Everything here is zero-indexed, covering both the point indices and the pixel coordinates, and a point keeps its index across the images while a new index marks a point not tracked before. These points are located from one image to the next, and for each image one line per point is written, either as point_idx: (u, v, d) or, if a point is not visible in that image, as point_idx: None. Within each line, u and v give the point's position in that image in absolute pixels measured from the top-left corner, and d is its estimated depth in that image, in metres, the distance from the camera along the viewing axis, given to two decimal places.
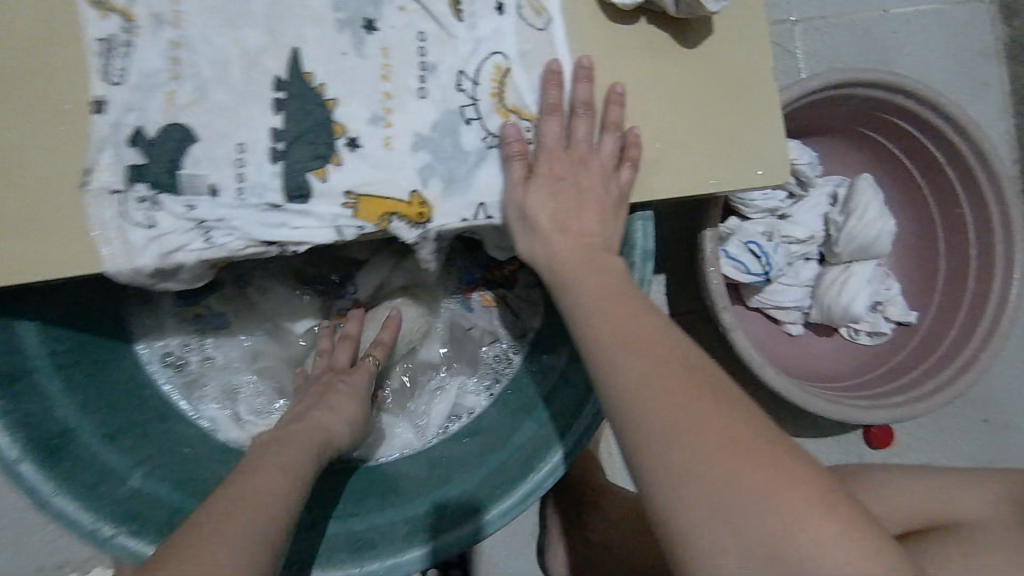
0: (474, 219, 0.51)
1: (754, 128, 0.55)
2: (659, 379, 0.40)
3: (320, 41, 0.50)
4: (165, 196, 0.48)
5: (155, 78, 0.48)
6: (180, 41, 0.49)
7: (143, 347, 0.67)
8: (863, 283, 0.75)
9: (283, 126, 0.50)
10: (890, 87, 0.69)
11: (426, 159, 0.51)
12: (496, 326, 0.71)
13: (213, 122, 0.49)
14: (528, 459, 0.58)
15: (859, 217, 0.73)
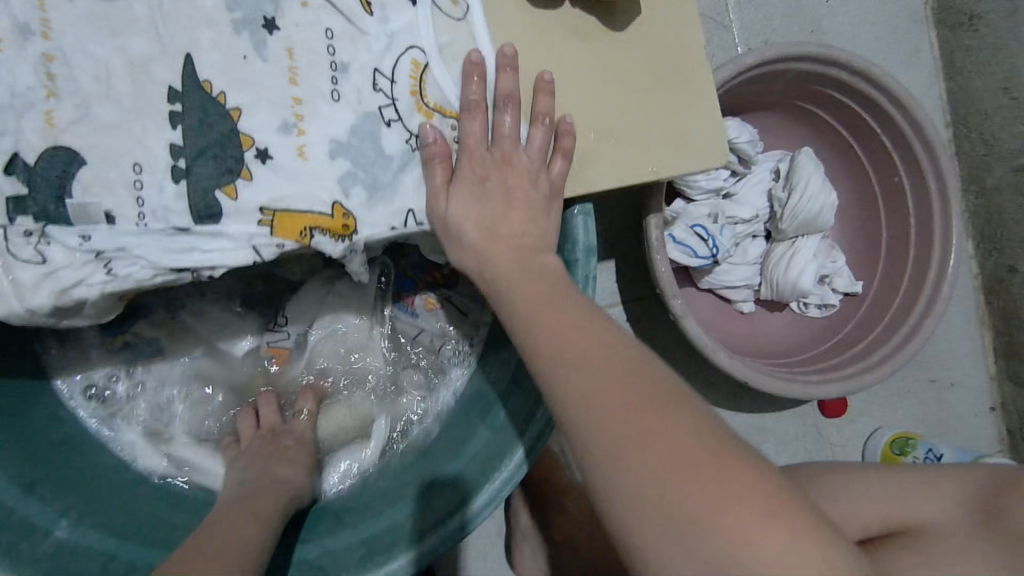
0: (404, 227, 0.48)
1: (692, 110, 0.52)
2: (594, 389, 0.37)
3: (216, 45, 0.46)
4: (56, 228, 0.43)
5: (30, 97, 0.43)
6: (54, 53, 0.44)
7: (62, 382, 0.61)
8: (810, 257, 0.75)
9: (183, 141, 0.45)
10: (822, 60, 0.68)
11: (345, 168, 0.47)
12: (442, 329, 0.65)
13: (103, 143, 0.44)
14: (483, 468, 0.55)
15: (802, 193, 0.72)
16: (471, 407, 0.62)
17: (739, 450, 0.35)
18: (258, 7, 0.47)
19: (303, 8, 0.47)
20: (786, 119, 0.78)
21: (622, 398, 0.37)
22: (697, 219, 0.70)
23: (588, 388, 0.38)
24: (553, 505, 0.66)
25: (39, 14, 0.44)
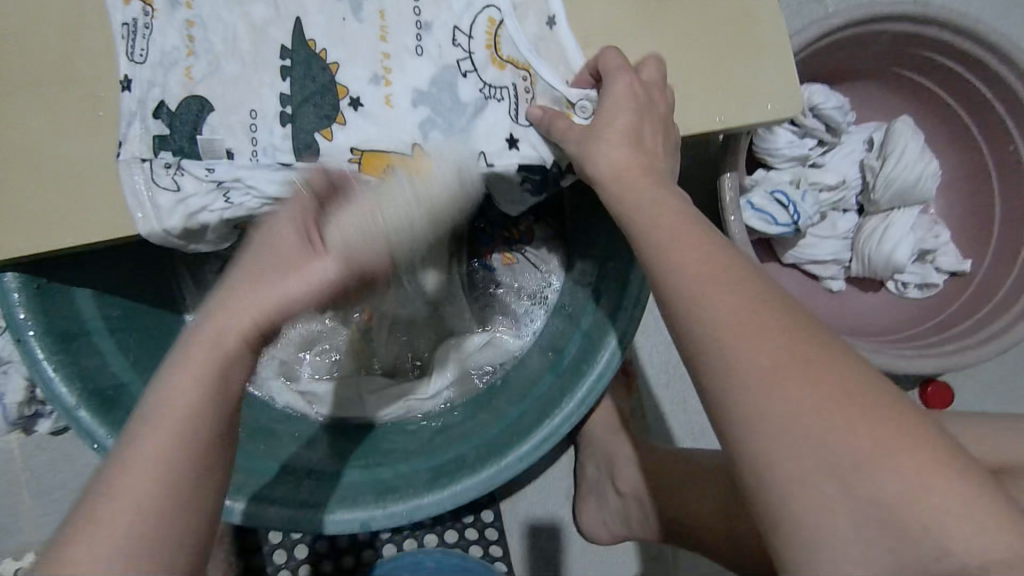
0: (475, 168, 0.52)
1: (767, 58, 0.53)
2: (716, 297, 0.38)
3: (320, 10, 0.53)
4: (188, 161, 0.52)
5: (172, 56, 0.53)
6: (194, 20, 0.53)
7: (192, 319, 0.69)
8: (906, 230, 0.71)
9: (291, 92, 0.53)
10: (919, 20, 0.66)
11: (424, 115, 0.52)
12: (518, 282, 0.71)
13: (228, 93, 0.53)
14: (544, 407, 0.58)
15: (897, 160, 0.70)
16: (543, 358, 0.66)
17: (817, 351, 0.36)
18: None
19: None
20: (883, 89, 0.76)
21: (744, 304, 0.37)
22: (777, 184, 0.70)
23: (682, 294, 0.39)
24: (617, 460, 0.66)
25: None
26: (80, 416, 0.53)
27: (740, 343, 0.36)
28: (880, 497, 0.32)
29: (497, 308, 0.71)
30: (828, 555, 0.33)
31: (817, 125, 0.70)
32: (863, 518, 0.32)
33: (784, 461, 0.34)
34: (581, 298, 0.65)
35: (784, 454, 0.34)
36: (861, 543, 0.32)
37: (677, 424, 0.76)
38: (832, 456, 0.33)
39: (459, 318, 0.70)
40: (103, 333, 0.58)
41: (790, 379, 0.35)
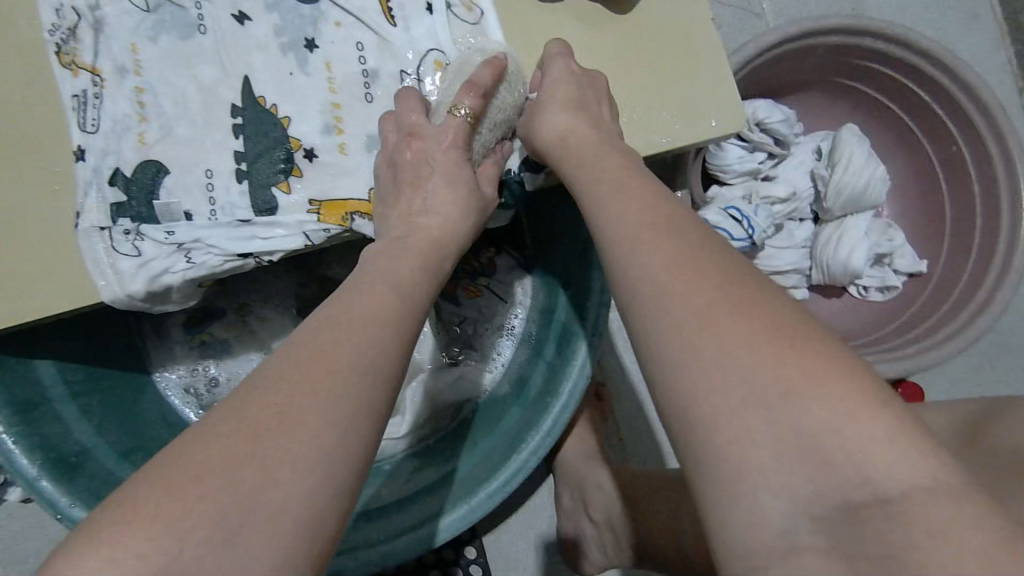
0: None
1: (696, 76, 0.54)
2: (664, 253, 0.33)
3: (266, 65, 0.53)
4: (147, 226, 0.49)
5: (125, 122, 0.50)
6: (144, 86, 0.51)
7: (159, 377, 0.67)
8: (860, 236, 0.72)
9: (244, 148, 0.52)
10: (853, 31, 0.68)
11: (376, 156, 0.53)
12: (485, 314, 0.71)
13: (183, 155, 0.51)
14: (512, 439, 0.58)
15: (844, 168, 0.71)
16: (510, 389, 0.66)
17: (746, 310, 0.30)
18: (301, 29, 0.53)
19: (338, 26, 0.53)
20: (825, 98, 0.78)
21: (688, 258, 0.33)
22: (731, 200, 0.70)
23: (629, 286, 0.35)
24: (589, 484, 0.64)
25: (131, 56, 0.51)
26: (43, 485, 0.50)
27: (672, 298, 0.31)
28: (828, 474, 0.26)
29: (464, 342, 0.71)
30: (775, 546, 0.26)
31: (765, 139, 0.72)
32: (817, 498, 0.26)
33: (720, 421, 0.28)
34: (545, 324, 0.65)
35: (719, 407, 0.28)
36: (812, 534, 0.26)
37: (654, 441, 0.75)
38: (767, 416, 0.27)
39: (425, 353, 0.69)
40: (67, 400, 0.56)
41: (727, 331, 0.29)
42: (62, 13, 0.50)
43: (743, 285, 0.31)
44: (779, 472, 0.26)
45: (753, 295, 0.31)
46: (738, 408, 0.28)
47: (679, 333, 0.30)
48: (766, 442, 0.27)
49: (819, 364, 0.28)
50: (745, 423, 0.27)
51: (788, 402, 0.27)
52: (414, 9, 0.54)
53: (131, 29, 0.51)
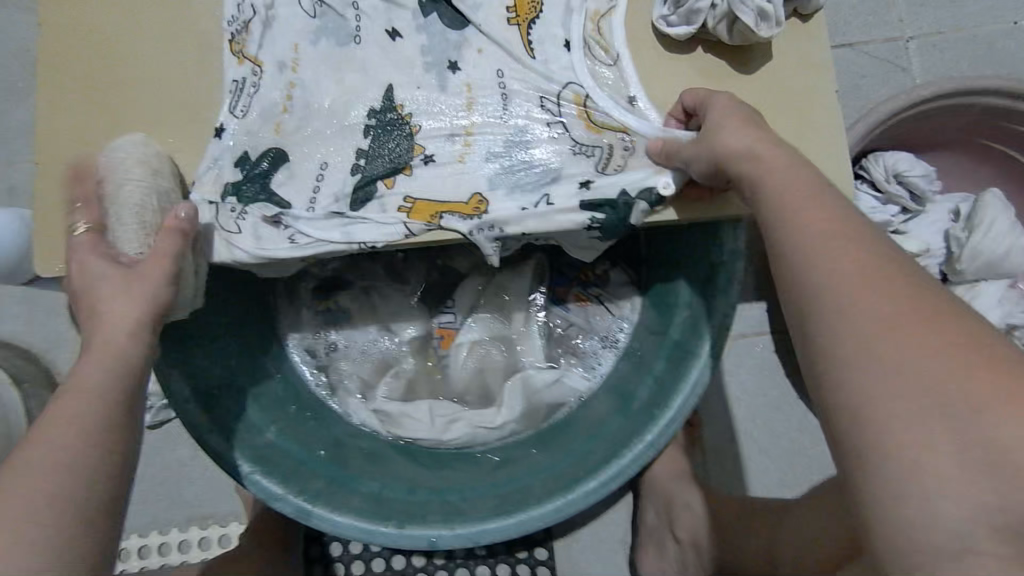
0: (533, 207, 0.49)
1: (832, 140, 0.52)
2: (837, 280, 0.35)
3: (407, 79, 0.53)
4: (253, 207, 0.50)
5: (269, 112, 0.52)
6: (296, 82, 0.53)
7: (293, 335, 0.72)
8: (993, 303, 0.69)
9: (367, 147, 0.52)
10: (1011, 95, 0.66)
11: (497, 168, 0.51)
12: (592, 323, 0.73)
13: (306, 143, 0.52)
14: (613, 447, 0.60)
15: (984, 230, 0.69)
16: (612, 400, 0.67)
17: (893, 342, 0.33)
18: (445, 53, 0.53)
19: (479, 52, 0.53)
20: (969, 160, 0.75)
21: (871, 278, 0.35)
22: None
23: (787, 304, 0.37)
24: (680, 502, 0.64)
25: (292, 52, 0.53)
26: (188, 408, 0.56)
27: None
28: (1018, 491, 0.29)
29: (568, 350, 0.73)
30: (947, 545, 0.30)
31: (901, 193, 0.71)
32: (999, 510, 0.30)
33: (889, 432, 0.32)
34: (654, 342, 0.66)
35: (897, 417, 0.32)
36: (987, 540, 0.30)
37: (740, 477, 0.74)
38: (933, 432, 0.31)
39: (531, 352, 0.72)
40: (211, 337, 0.61)
41: (915, 355, 0.32)
42: (240, 8, 0.53)
43: (932, 311, 0.33)
44: (953, 484, 0.30)
45: (948, 323, 0.33)
46: (913, 422, 0.31)
47: (851, 352, 0.34)
48: (944, 456, 0.31)
49: (1005, 391, 0.31)
50: (921, 437, 0.31)
51: (975, 419, 0.30)
52: (556, 45, 0.53)
53: (296, 32, 0.53)
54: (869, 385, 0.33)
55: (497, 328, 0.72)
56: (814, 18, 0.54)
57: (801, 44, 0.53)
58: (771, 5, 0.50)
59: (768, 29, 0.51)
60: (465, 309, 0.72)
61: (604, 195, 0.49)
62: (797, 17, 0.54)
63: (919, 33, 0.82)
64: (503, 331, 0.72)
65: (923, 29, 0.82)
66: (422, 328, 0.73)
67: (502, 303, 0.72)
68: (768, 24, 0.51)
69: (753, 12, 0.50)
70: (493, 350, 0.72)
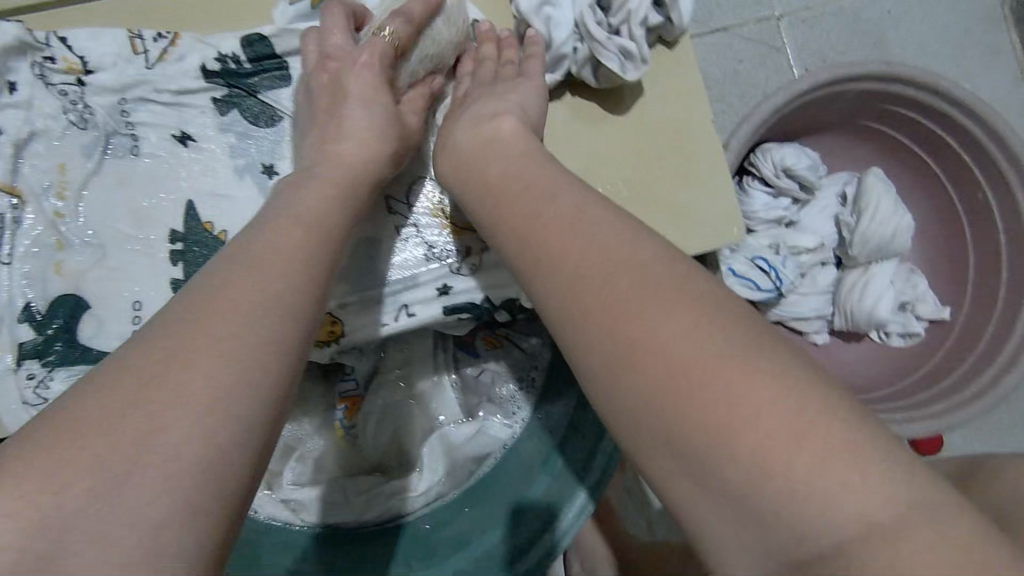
0: (396, 323, 0.49)
1: (711, 175, 0.52)
2: (644, 370, 0.31)
3: (215, 188, 0.49)
4: (53, 372, 0.45)
5: (42, 251, 0.47)
6: (67, 210, 0.48)
7: None
8: (885, 286, 0.71)
9: (183, 275, 0.48)
10: (881, 78, 0.65)
11: (347, 286, 0.49)
12: (506, 366, 0.68)
13: (110, 287, 0.47)
14: (546, 514, 0.61)
15: (871, 216, 0.70)
16: (533, 447, 0.66)
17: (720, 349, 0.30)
18: (259, 155, 0.50)
19: None
20: (846, 140, 0.76)
21: (670, 313, 0.32)
22: (758, 250, 0.69)
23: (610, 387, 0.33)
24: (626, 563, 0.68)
25: (58, 177, 0.48)
26: None
27: (644, 378, 0.31)
28: None
29: (484, 398, 0.68)
30: None
31: (792, 186, 0.71)
32: None
33: (714, 537, 0.29)
34: (566, 397, 0.65)
35: (712, 531, 0.29)
36: None
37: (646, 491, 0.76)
38: (732, 523, 0.28)
39: (445, 408, 0.68)
40: None
41: (716, 455, 0.28)
42: None
43: (757, 388, 0.29)
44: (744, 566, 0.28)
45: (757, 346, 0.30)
46: (715, 519, 0.29)
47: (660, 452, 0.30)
48: (733, 547, 0.28)
49: (822, 459, 0.27)
50: (723, 533, 0.29)
51: (793, 503, 0.27)
52: None
53: (66, 146, 0.48)
54: (674, 477, 0.30)
55: (393, 389, 0.67)
56: (679, 42, 0.53)
57: (671, 74, 0.53)
58: (632, 44, 0.47)
59: (635, 70, 0.49)
60: (365, 378, 0.65)
61: (468, 298, 0.50)
62: (663, 43, 0.53)
63: (787, 11, 0.81)
64: (413, 391, 0.67)
65: (791, 6, 0.81)
66: (318, 403, 0.67)
67: (404, 358, 0.66)
68: (634, 64, 0.49)
69: (615, 55, 0.48)
70: (399, 400, 0.67)
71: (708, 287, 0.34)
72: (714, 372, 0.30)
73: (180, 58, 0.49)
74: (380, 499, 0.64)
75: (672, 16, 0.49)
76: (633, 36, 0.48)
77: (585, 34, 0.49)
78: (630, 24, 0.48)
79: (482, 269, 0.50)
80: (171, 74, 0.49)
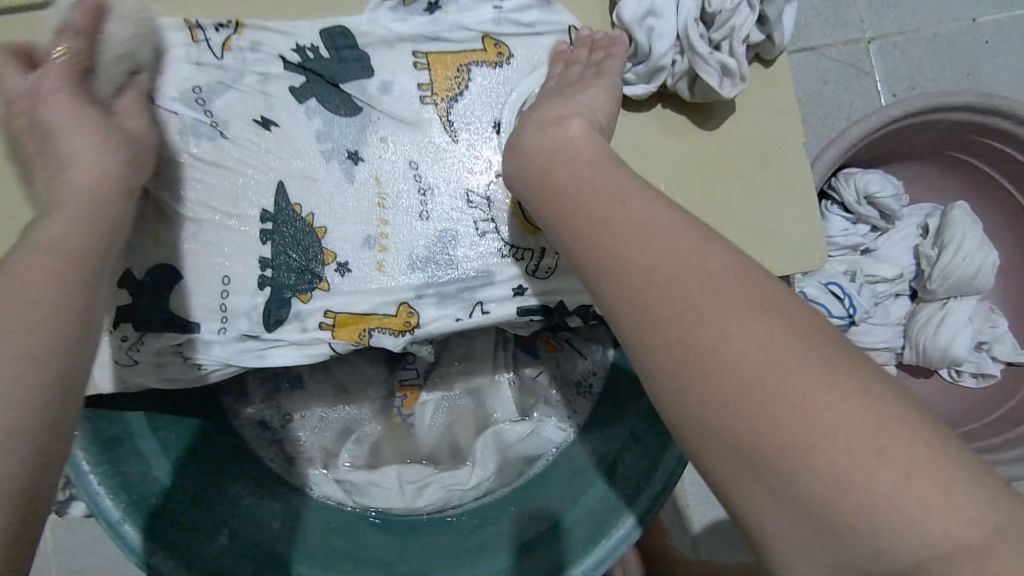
0: (470, 318, 0.50)
1: (797, 198, 0.51)
2: (734, 386, 0.30)
3: (304, 172, 0.51)
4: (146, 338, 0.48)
5: (141, 222, 0.49)
6: (162, 184, 0.49)
7: (242, 422, 0.65)
8: (962, 323, 0.69)
9: (271, 254, 0.50)
10: (978, 110, 0.63)
11: (425, 278, 0.50)
12: (565, 370, 0.69)
13: (201, 261, 0.49)
14: (596, 526, 0.57)
15: (954, 250, 0.68)
16: (590, 456, 0.64)
17: (820, 368, 0.29)
18: (343, 141, 0.51)
19: (383, 142, 0.52)
20: (932, 171, 0.74)
21: (765, 332, 0.31)
22: (832, 276, 0.68)
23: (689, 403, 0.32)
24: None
25: None
26: (123, 529, 0.52)
27: (733, 393, 0.30)
28: None
29: (540, 399, 0.69)
30: None
31: (871, 213, 0.69)
32: None
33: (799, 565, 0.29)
34: (628, 409, 0.63)
35: (798, 559, 0.29)
36: None
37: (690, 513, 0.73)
38: (821, 546, 0.28)
39: (501, 405, 0.68)
40: (147, 435, 0.57)
41: (808, 475, 0.28)
42: None
43: (858, 410, 0.28)
44: None
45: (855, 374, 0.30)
46: (803, 547, 0.28)
47: (745, 475, 0.30)
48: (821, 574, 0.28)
49: (929, 499, 0.26)
50: (810, 554, 0.28)
51: (894, 540, 0.26)
52: (483, 126, 0.53)
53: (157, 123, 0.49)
54: (758, 500, 0.30)
55: (451, 384, 0.68)
56: (776, 60, 0.52)
57: (765, 91, 0.52)
58: (733, 61, 0.48)
59: (731, 87, 0.49)
60: (423, 370, 0.68)
61: (541, 300, 0.50)
62: (760, 61, 0.52)
63: (878, 33, 0.79)
64: (470, 386, 0.68)
65: (883, 29, 0.79)
66: (376, 389, 0.68)
67: (465, 352, 0.68)
68: (732, 80, 0.49)
69: (716, 70, 0.48)
70: (456, 393, 0.68)
71: (803, 306, 0.33)
72: (814, 395, 0.29)
73: (256, 44, 0.51)
74: (431, 488, 0.64)
75: (774, 35, 0.49)
76: (734, 53, 0.48)
77: (686, 47, 0.49)
78: (732, 41, 0.48)
79: (557, 272, 0.51)
80: (250, 59, 0.51)
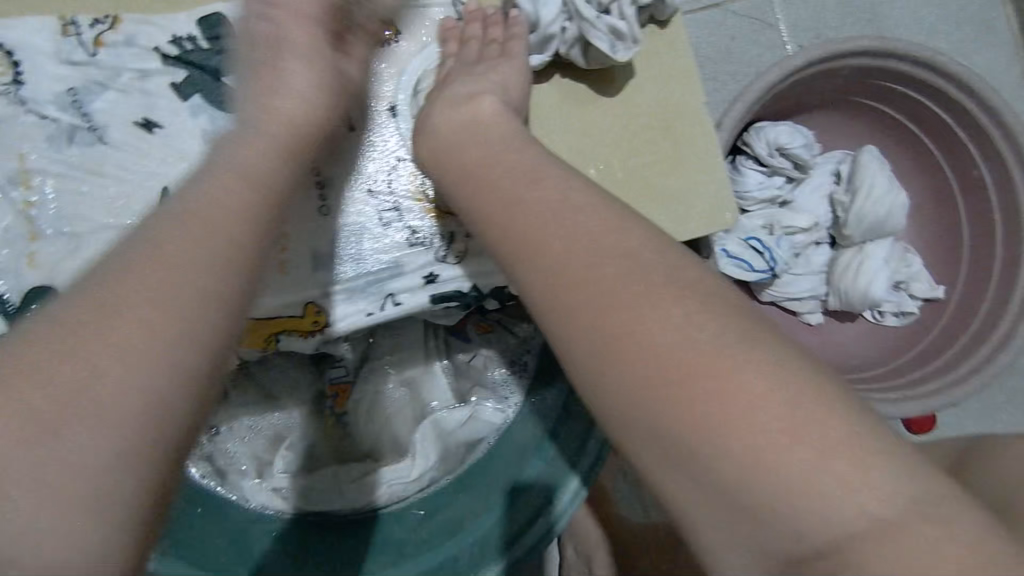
0: (382, 311, 0.48)
1: (703, 156, 0.50)
2: (637, 363, 0.30)
3: None
4: None
5: (14, 243, 0.45)
6: (34, 200, 0.46)
7: None
8: (879, 265, 0.70)
9: None
10: (877, 55, 0.64)
11: (330, 274, 0.48)
12: (497, 352, 0.67)
13: None
14: (541, 500, 0.58)
15: (866, 194, 0.69)
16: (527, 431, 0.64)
17: (718, 340, 0.29)
18: None
19: None
20: (841, 119, 0.75)
21: (663, 304, 0.31)
22: (752, 232, 0.68)
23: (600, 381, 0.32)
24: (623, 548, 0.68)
25: (20, 166, 0.46)
26: None
27: (634, 367, 0.30)
28: None
29: (474, 383, 0.67)
30: None
31: (784, 164, 0.70)
32: None
33: (708, 536, 0.28)
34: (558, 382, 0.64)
35: (706, 531, 0.28)
36: None
37: None
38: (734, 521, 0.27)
39: (436, 394, 0.66)
40: None
41: (706, 455, 0.27)
42: None
43: (751, 381, 0.28)
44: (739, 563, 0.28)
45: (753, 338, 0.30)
46: (710, 518, 0.28)
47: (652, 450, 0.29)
48: (730, 542, 0.28)
49: (820, 453, 0.26)
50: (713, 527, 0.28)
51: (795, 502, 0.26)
52: (380, 111, 0.51)
53: (23, 134, 0.46)
54: (663, 475, 0.29)
55: (382, 378, 0.65)
56: (670, 21, 0.51)
57: (662, 51, 0.51)
58: (623, 23, 0.46)
59: (625, 51, 0.47)
60: (356, 359, 0.64)
61: (455, 286, 0.49)
62: (653, 22, 0.51)
63: None
64: (403, 376, 0.66)
65: None
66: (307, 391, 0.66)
67: (394, 345, 0.65)
68: (624, 44, 0.47)
69: (605, 35, 0.47)
70: (387, 386, 0.65)
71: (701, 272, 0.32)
72: (712, 365, 0.28)
73: (128, 40, 0.48)
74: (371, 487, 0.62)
75: None
76: (623, 15, 0.47)
77: (573, 13, 0.47)
78: (621, 3, 0.47)
79: (468, 255, 0.49)
80: (122, 57, 0.48)
